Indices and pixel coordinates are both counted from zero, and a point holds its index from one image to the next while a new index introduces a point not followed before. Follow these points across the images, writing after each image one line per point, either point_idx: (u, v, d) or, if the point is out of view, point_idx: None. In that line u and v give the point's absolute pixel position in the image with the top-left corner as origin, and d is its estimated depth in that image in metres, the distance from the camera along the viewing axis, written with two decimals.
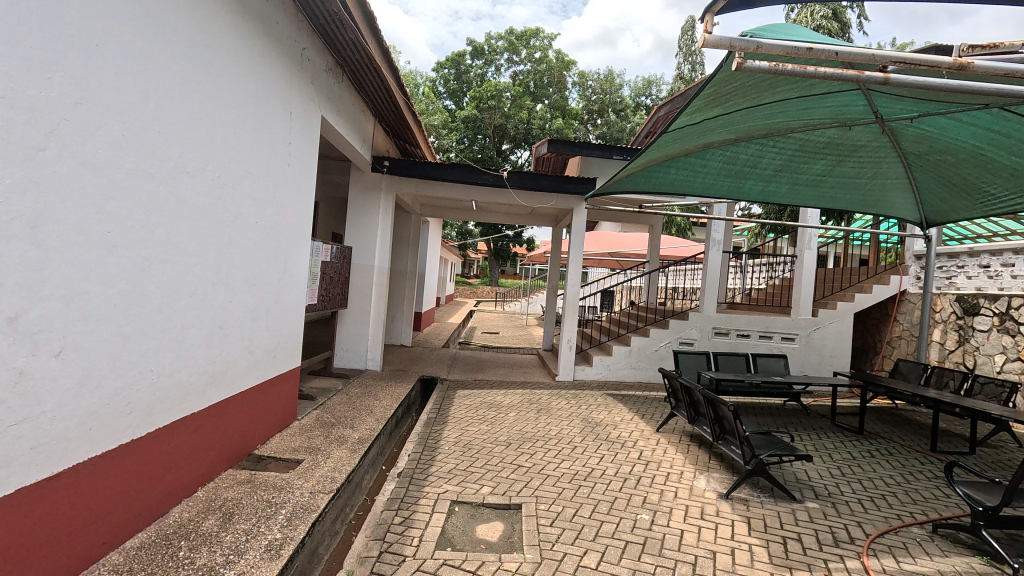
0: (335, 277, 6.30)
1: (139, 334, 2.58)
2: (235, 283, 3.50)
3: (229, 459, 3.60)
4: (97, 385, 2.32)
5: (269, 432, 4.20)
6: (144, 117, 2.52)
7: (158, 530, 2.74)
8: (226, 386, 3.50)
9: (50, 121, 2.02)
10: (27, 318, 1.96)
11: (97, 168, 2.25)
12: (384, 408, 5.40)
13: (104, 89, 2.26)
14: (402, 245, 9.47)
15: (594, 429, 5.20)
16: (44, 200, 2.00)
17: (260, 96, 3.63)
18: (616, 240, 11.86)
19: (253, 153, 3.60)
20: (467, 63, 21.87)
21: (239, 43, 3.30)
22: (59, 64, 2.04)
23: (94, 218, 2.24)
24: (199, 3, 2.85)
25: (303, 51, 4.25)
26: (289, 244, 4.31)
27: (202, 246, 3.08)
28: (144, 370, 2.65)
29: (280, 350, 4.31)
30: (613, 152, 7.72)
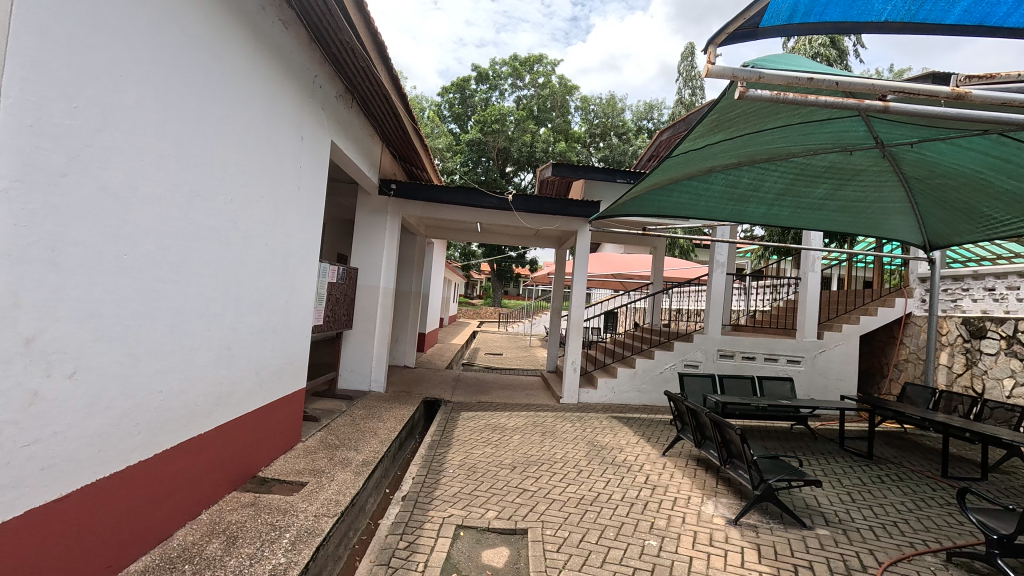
0: (340, 297, 6.32)
1: (150, 355, 2.61)
2: (244, 305, 3.53)
3: (233, 481, 3.59)
4: (107, 406, 2.34)
5: (273, 454, 4.19)
6: (162, 144, 2.59)
7: (162, 552, 2.72)
8: (233, 407, 3.52)
9: (74, 148, 2.09)
10: (43, 340, 1.99)
11: (116, 192, 2.31)
12: (387, 430, 5.36)
13: (124, 118, 2.33)
14: (408, 266, 9.54)
15: (599, 453, 5.15)
16: (63, 223, 2.05)
17: (273, 122, 3.73)
18: (620, 261, 11.89)
19: (265, 177, 3.69)
20: (472, 87, 22.29)
21: (255, 71, 3.41)
22: (84, 94, 2.12)
23: (111, 241, 2.30)
24: (216, 33, 2.95)
25: (316, 78, 4.39)
26: (297, 266, 4.37)
27: (213, 268, 3.12)
28: (154, 392, 2.67)
29: (286, 370, 4.33)
30: (617, 175, 7.77)
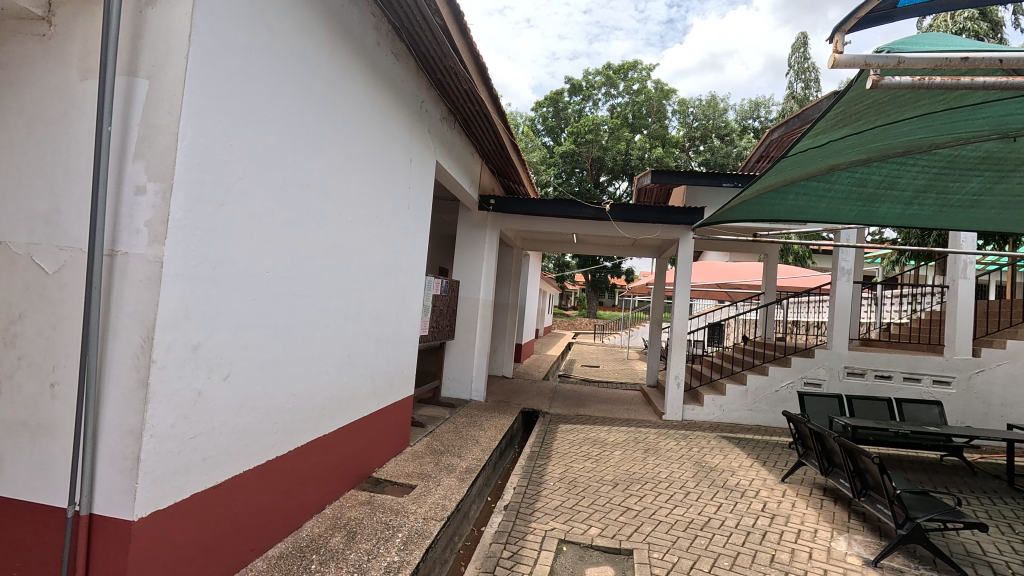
0: (444, 309, 6.62)
1: (286, 361, 2.91)
2: (361, 316, 3.82)
3: (351, 480, 3.87)
4: (252, 406, 2.65)
5: (385, 456, 4.46)
6: (297, 173, 2.90)
7: (294, 541, 3.00)
8: (352, 411, 3.80)
9: (230, 180, 2.40)
10: (206, 347, 2.30)
11: (261, 217, 2.62)
12: (489, 439, 5.49)
13: (268, 151, 2.64)
14: (505, 278, 9.76)
15: (708, 474, 4.84)
16: (221, 246, 2.35)
17: (386, 146, 4.03)
18: (726, 270, 11.18)
19: (380, 198, 3.98)
20: (565, 100, 22.44)
21: (372, 102, 3.71)
22: (240, 134, 2.43)
23: (256, 261, 2.60)
24: (341, 71, 3.27)
25: (423, 103, 4.68)
26: (406, 280, 4.65)
27: (336, 282, 3.42)
28: (288, 395, 2.97)
29: (397, 378, 4.61)
30: (722, 179, 7.34)
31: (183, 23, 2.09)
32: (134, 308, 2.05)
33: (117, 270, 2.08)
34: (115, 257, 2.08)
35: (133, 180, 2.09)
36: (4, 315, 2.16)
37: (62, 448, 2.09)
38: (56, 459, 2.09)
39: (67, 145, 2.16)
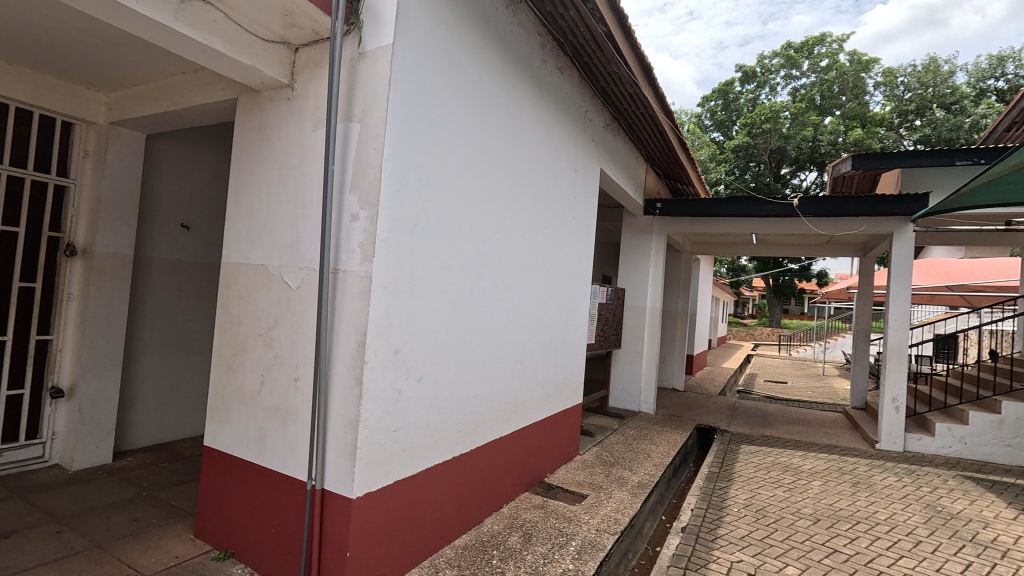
0: (610, 317, 6.53)
1: (468, 366, 3.16)
2: (533, 324, 3.96)
3: (525, 483, 4.01)
4: (441, 405, 2.93)
5: (556, 462, 4.54)
6: (475, 192, 3.13)
7: (476, 535, 3.22)
8: (525, 416, 3.95)
9: (422, 202, 2.69)
10: (404, 351, 2.61)
11: (446, 234, 2.89)
12: (661, 454, 5.22)
13: (452, 174, 2.91)
14: (674, 285, 9.27)
15: (949, 523, 3.89)
16: (415, 262, 2.65)
17: (553, 159, 4.14)
18: (963, 269, 8.99)
19: (548, 209, 4.10)
20: (736, 90, 20.62)
21: (539, 118, 3.86)
22: (429, 161, 2.72)
23: (443, 274, 2.87)
24: (512, 93, 3.47)
25: (586, 113, 4.72)
26: (574, 289, 4.69)
27: (510, 292, 3.60)
28: (470, 397, 3.21)
29: (566, 385, 4.68)
30: (955, 156, 5.93)
31: (385, 71, 2.43)
32: (351, 317, 2.42)
33: (339, 285, 2.48)
34: (338, 274, 2.49)
35: (349, 209, 2.48)
36: (266, 323, 2.74)
37: (303, 432, 2.56)
38: (299, 440, 2.57)
39: (305, 184, 2.66)
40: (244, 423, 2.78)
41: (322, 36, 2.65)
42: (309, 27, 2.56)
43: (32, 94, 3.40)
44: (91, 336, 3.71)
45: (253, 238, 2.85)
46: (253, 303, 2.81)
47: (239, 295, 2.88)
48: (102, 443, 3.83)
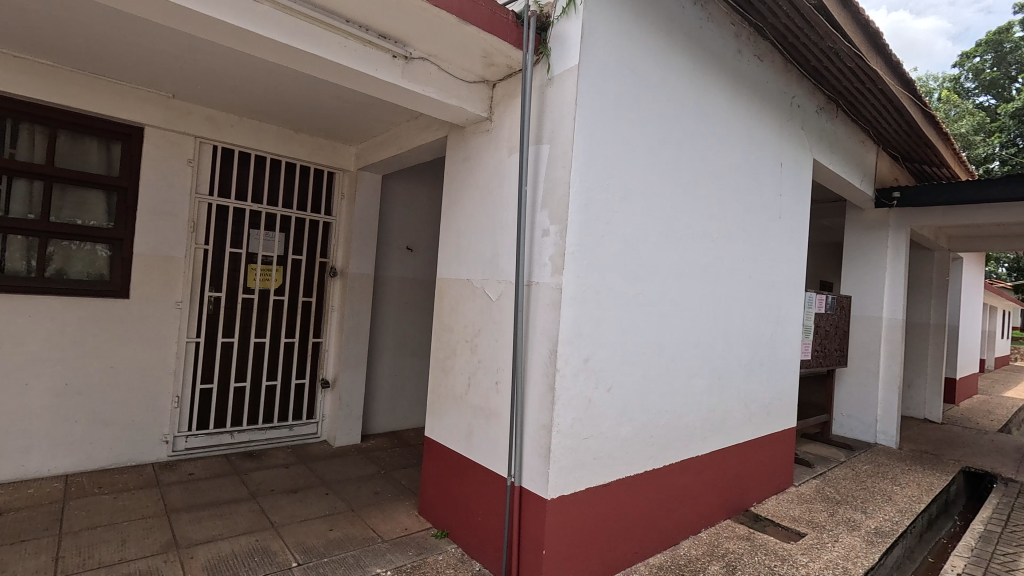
0: (831, 330, 5.61)
1: (659, 378, 3.06)
2: (733, 337, 3.64)
3: (727, 510, 3.69)
4: (632, 417, 2.90)
5: (765, 492, 4.06)
6: (665, 198, 3.04)
7: (673, 556, 3.08)
8: (726, 436, 3.64)
9: (609, 214, 2.72)
10: (594, 361, 2.67)
11: (634, 244, 2.86)
12: (909, 499, 4.25)
13: (639, 183, 2.88)
14: (922, 291, 7.51)
15: None
16: (603, 273, 2.69)
17: (753, 156, 3.77)
18: None
19: (748, 210, 3.74)
20: (1017, 37, 15.89)
21: (734, 113, 3.56)
22: (615, 172, 2.74)
23: (632, 284, 2.85)
24: (703, 92, 3.28)
25: (793, 99, 4.18)
26: (782, 298, 4.17)
27: (705, 302, 3.37)
28: (663, 411, 3.10)
29: (776, 406, 4.17)
30: None
31: (571, 92, 2.54)
32: (544, 326, 2.57)
33: (533, 297, 2.65)
34: (531, 286, 2.67)
35: (541, 225, 2.64)
36: (472, 331, 3.08)
37: (504, 431, 2.80)
38: (500, 439, 2.81)
39: (502, 205, 2.93)
40: (455, 419, 3.16)
41: (515, 69, 2.91)
42: (505, 63, 2.84)
43: (309, 154, 4.46)
44: (347, 340, 4.65)
45: (460, 256, 3.24)
46: (461, 313, 3.19)
47: (450, 307, 3.29)
48: (354, 427, 4.74)
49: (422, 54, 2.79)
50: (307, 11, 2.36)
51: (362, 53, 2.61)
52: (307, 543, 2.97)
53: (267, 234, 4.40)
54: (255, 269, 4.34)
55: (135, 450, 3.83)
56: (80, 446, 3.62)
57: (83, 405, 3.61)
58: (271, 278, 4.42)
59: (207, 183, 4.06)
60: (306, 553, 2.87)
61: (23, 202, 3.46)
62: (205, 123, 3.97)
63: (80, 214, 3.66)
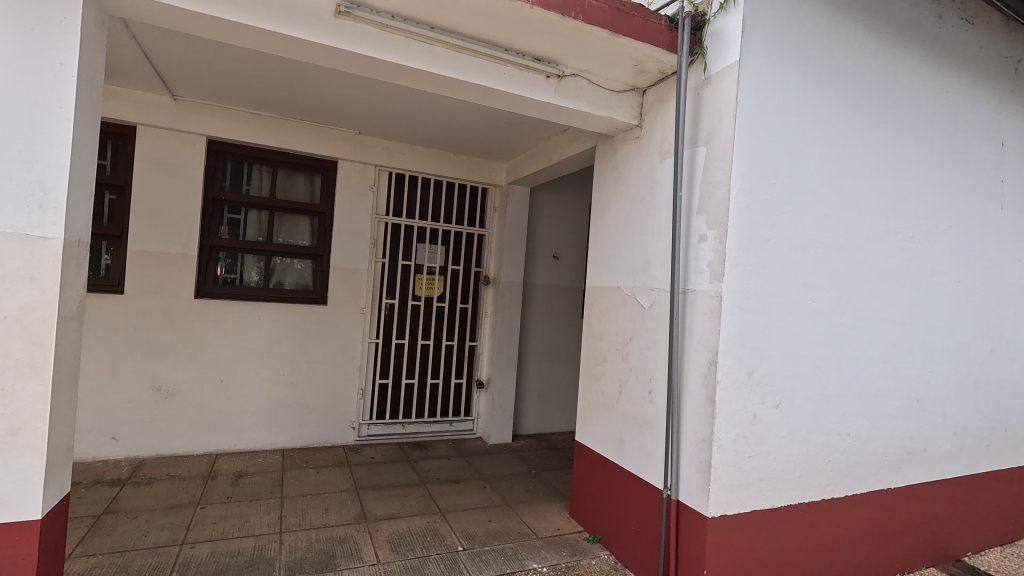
0: None
1: (838, 396, 2.74)
2: (935, 352, 3.10)
3: (931, 556, 3.13)
4: (804, 438, 2.65)
5: (983, 541, 3.36)
6: (843, 195, 2.72)
7: None
8: (928, 468, 3.10)
9: (775, 217, 2.52)
10: (759, 374, 2.49)
11: (806, 248, 2.61)
12: None
13: (811, 180, 2.62)
14: None
15: None
16: (769, 279, 2.50)
17: (960, 137, 3.17)
18: None
19: (955, 202, 3.15)
20: None
21: (934, 90, 3.04)
22: (782, 171, 2.53)
23: (803, 291, 2.60)
24: (891, 71, 2.86)
25: (1019, 63, 3.43)
26: (1006, 305, 3.43)
27: (898, 311, 2.92)
28: (842, 433, 2.76)
29: (998, 438, 3.43)
30: None
31: (731, 91, 2.42)
32: (702, 336, 2.48)
33: (689, 305, 2.57)
34: (687, 294, 2.59)
35: (697, 231, 2.55)
36: (623, 339, 3.08)
37: (658, 442, 2.75)
38: (654, 449, 2.77)
39: (654, 212, 2.90)
40: (606, 426, 3.18)
41: (668, 73, 2.86)
42: (657, 68, 2.81)
43: (466, 173, 4.87)
44: (499, 344, 4.95)
45: (610, 264, 3.26)
46: (611, 320, 3.21)
47: (600, 314, 3.33)
48: (505, 426, 5.02)
49: (574, 70, 2.89)
50: (472, 45, 2.60)
51: (519, 77, 2.79)
52: (470, 531, 3.24)
53: (431, 247, 4.88)
54: (421, 278, 4.84)
55: (330, 433, 4.54)
56: (292, 426, 4.40)
57: (295, 393, 4.39)
58: (434, 286, 4.89)
59: (383, 204, 4.66)
60: (470, 540, 3.13)
61: (255, 228, 4.33)
62: (382, 153, 4.57)
63: (292, 235, 4.47)
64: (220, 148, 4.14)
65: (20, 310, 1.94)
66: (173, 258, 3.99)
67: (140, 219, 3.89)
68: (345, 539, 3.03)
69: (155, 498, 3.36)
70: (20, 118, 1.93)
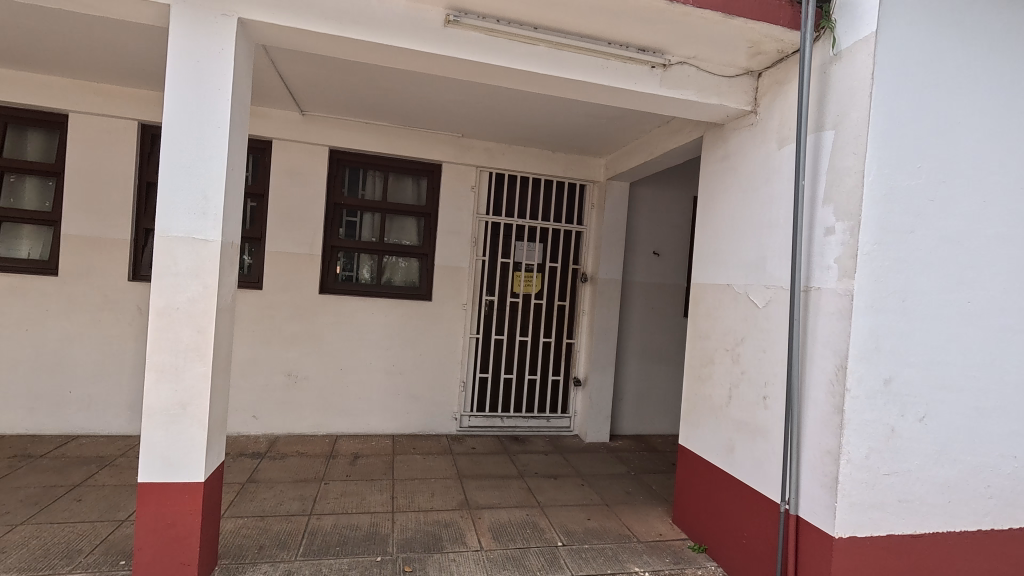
0: None
1: (1001, 412, 2.36)
2: None
3: None
4: (955, 458, 2.32)
5: None
6: (1009, 178, 2.33)
7: None
8: None
9: (920, 205, 2.23)
10: (898, 383, 2.23)
11: (959, 240, 2.27)
12: None
13: (966, 161, 2.27)
14: None
15: None
16: (912, 276, 2.22)
17: None
18: None
19: None
20: None
21: None
22: (929, 152, 2.23)
23: (956, 290, 2.27)
24: None
25: None
26: None
27: None
28: (1006, 455, 2.38)
29: None
30: None
31: (866, 66, 2.17)
32: (827, 338, 2.26)
33: (812, 304, 2.35)
34: (810, 293, 2.37)
35: (823, 223, 2.33)
36: (734, 339, 2.90)
37: (774, 452, 2.55)
38: (769, 459, 2.58)
39: (771, 204, 2.69)
40: (714, 431, 3.02)
41: (788, 52, 2.64)
42: (775, 48, 2.60)
43: (564, 170, 4.87)
44: (597, 342, 4.89)
45: (719, 260, 3.09)
46: (720, 320, 3.04)
47: (707, 313, 3.17)
48: (603, 426, 4.95)
49: (682, 58, 2.77)
50: (574, 42, 2.60)
51: (623, 70, 2.74)
52: (569, 527, 3.24)
53: (529, 244, 4.95)
54: (520, 276, 4.93)
55: (435, 422, 4.78)
56: (400, 414, 4.70)
57: (403, 383, 4.69)
58: (532, 283, 4.96)
59: (484, 203, 4.81)
60: (569, 536, 3.13)
61: (369, 229, 4.69)
62: (483, 154, 4.72)
63: (401, 236, 4.77)
64: (340, 156, 4.54)
65: (189, 302, 2.28)
66: (301, 258, 4.44)
67: (275, 223, 4.38)
68: (449, 524, 3.18)
69: (285, 471, 3.76)
70: (190, 138, 2.27)
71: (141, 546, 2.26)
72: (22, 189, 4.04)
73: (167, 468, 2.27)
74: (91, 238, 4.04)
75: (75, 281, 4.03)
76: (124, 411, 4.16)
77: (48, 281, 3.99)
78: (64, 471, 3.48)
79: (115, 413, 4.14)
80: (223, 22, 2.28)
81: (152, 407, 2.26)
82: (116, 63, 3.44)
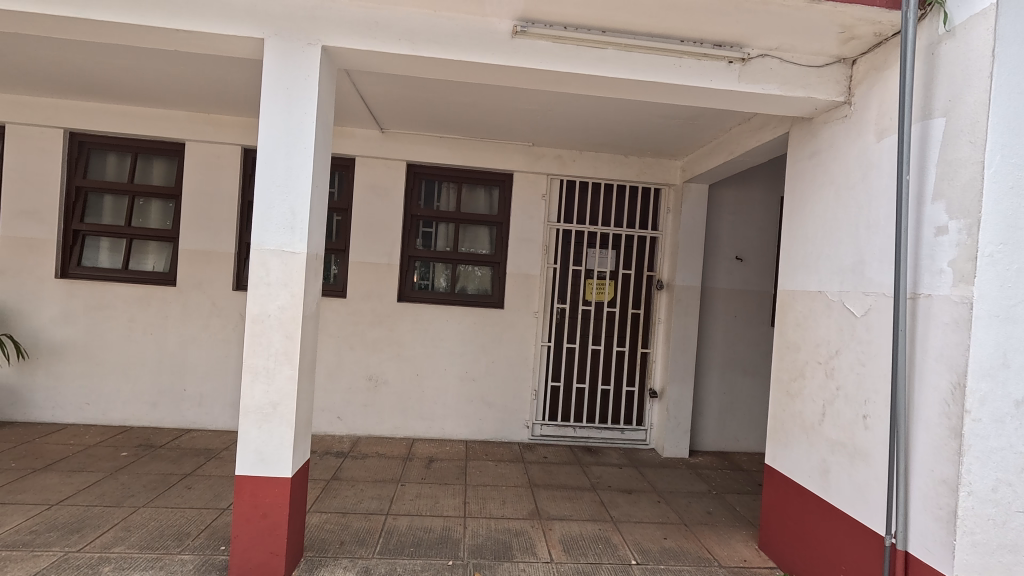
0: None
1: None
2: None
3: None
4: None
5: None
6: None
7: None
8: None
9: None
10: None
11: None
12: None
13: None
14: None
15: None
16: None
17: None
18: None
19: None
20: None
21: None
22: None
23: None
24: None
25: None
26: None
27: None
28: None
29: None
30: None
31: (985, 42, 1.91)
32: (940, 351, 1.99)
33: (920, 313, 2.09)
34: (918, 301, 2.11)
35: (933, 222, 2.07)
36: (828, 351, 2.65)
37: (877, 478, 2.29)
38: (871, 486, 2.32)
39: (868, 203, 2.44)
40: (805, 452, 2.78)
41: (887, 35, 2.39)
42: (871, 32, 2.37)
43: (638, 174, 4.74)
44: (674, 352, 4.69)
45: (809, 266, 2.84)
46: (811, 331, 2.79)
47: (796, 323, 2.93)
48: (682, 440, 4.72)
49: (762, 51, 2.61)
50: (644, 43, 2.53)
51: (697, 67, 2.62)
52: (644, 545, 3.11)
53: (601, 251, 4.85)
54: (592, 283, 4.83)
55: (507, 430, 4.81)
56: (474, 419, 4.77)
57: (476, 389, 4.76)
58: (605, 292, 4.85)
59: (554, 211, 4.80)
60: (644, 554, 3.01)
61: (444, 239, 4.85)
62: (555, 162, 4.71)
63: (474, 245, 4.88)
64: (417, 170, 4.75)
65: (279, 310, 2.47)
66: (381, 268, 4.67)
67: (357, 235, 4.64)
68: (519, 533, 3.17)
69: (366, 471, 3.95)
70: (280, 159, 2.47)
71: (237, 533, 2.47)
72: (148, 210, 4.61)
73: (261, 463, 2.46)
74: (202, 252, 4.52)
75: (189, 290, 4.52)
76: (228, 408, 4.58)
77: (168, 291, 4.50)
78: (178, 461, 3.88)
79: (221, 410, 4.58)
80: (308, 50, 2.47)
81: (248, 406, 2.47)
82: (224, 96, 3.85)
